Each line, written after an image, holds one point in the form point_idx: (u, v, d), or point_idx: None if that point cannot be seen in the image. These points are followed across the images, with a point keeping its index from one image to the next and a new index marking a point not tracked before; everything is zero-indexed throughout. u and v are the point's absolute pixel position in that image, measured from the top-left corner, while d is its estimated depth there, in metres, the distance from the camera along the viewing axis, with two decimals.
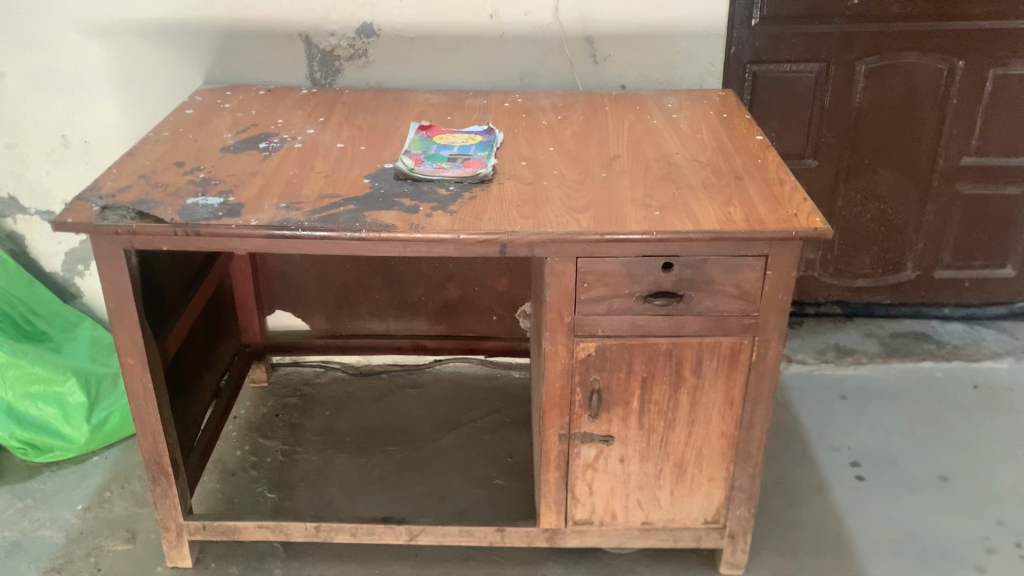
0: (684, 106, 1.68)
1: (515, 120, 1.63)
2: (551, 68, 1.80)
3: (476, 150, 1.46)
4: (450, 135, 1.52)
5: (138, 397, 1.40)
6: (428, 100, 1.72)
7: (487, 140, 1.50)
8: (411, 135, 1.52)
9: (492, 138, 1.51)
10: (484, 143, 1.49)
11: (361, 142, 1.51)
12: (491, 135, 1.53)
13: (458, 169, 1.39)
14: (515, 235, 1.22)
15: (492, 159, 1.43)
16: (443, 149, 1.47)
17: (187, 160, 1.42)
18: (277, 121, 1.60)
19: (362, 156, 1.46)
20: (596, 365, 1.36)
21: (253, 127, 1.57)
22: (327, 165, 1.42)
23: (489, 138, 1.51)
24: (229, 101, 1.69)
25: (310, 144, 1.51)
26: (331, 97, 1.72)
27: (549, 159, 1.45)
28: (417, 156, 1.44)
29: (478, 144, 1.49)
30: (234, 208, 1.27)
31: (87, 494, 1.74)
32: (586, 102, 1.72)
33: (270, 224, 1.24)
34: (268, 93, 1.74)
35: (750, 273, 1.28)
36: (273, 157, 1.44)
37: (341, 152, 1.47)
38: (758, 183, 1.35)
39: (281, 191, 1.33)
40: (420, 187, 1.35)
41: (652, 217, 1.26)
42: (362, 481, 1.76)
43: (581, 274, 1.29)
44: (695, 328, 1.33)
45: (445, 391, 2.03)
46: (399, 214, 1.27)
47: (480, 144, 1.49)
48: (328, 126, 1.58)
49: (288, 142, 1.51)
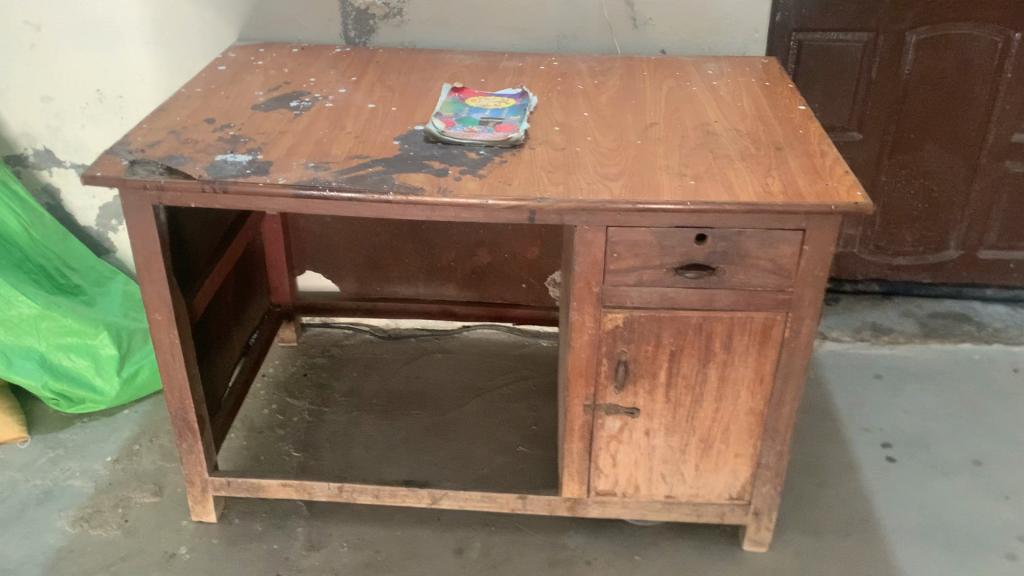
0: (724, 74, 1.64)
1: (550, 84, 1.60)
2: (589, 32, 1.75)
3: (507, 114, 1.43)
4: (482, 97, 1.50)
5: (165, 353, 1.40)
6: (462, 62, 1.69)
7: (520, 104, 1.48)
8: (443, 97, 1.49)
9: (526, 102, 1.48)
10: (517, 107, 1.46)
11: (393, 103, 1.49)
12: (525, 98, 1.50)
13: (490, 134, 1.37)
14: (545, 202, 1.20)
15: (524, 123, 1.40)
16: (474, 113, 1.44)
17: (218, 117, 1.41)
18: (309, 79, 1.59)
19: (393, 117, 1.44)
20: (624, 338, 1.33)
21: (285, 85, 1.56)
22: (359, 126, 1.40)
23: (523, 101, 1.49)
24: (262, 59, 1.67)
25: (342, 104, 1.49)
26: (364, 57, 1.70)
27: (583, 126, 1.42)
28: (448, 119, 1.41)
29: (510, 109, 1.46)
30: (262, 166, 1.26)
31: (116, 447, 1.76)
32: (624, 67, 1.68)
33: (298, 183, 1.22)
34: (301, 51, 1.72)
35: (785, 247, 1.25)
36: (304, 116, 1.43)
37: (373, 113, 1.45)
38: (797, 155, 1.31)
39: (310, 151, 1.31)
40: (451, 151, 1.33)
41: (686, 187, 1.22)
42: (387, 444, 1.77)
43: (611, 244, 1.26)
44: (727, 303, 1.30)
45: (473, 357, 2.03)
46: (427, 177, 1.25)
47: (512, 109, 1.46)
48: (360, 86, 1.56)
49: (319, 101, 1.49)
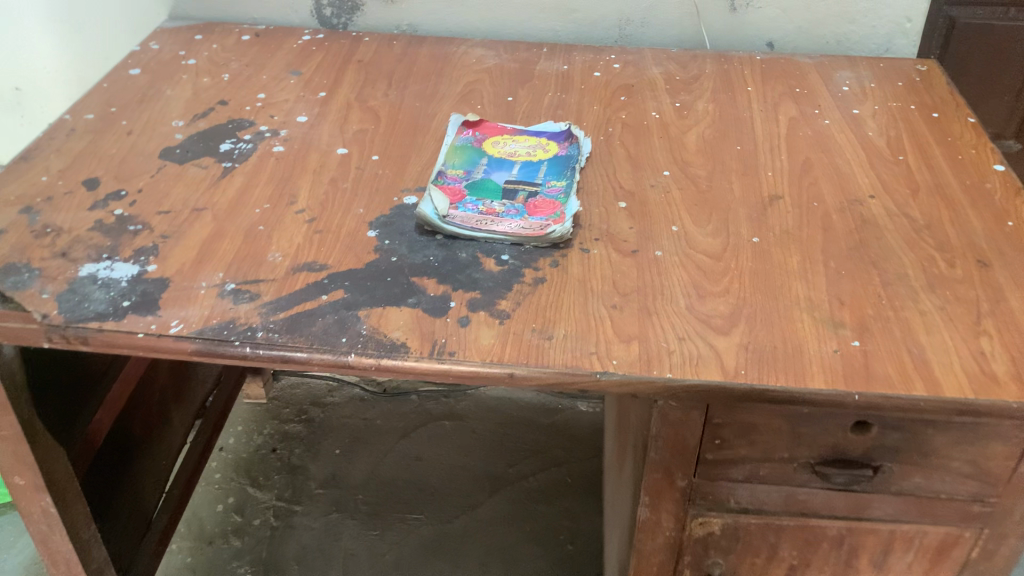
0: (868, 91, 1.11)
1: (610, 108, 1.08)
2: (665, 16, 1.22)
3: (546, 178, 0.94)
4: (508, 141, 0.99)
5: (39, 524, 0.96)
6: (483, 63, 1.17)
7: (566, 154, 0.97)
8: (451, 140, 0.99)
9: (575, 150, 0.97)
10: (560, 163, 0.96)
11: (375, 148, 0.99)
12: (574, 142, 0.99)
13: (520, 222, 0.87)
14: (607, 378, 0.71)
15: (575, 199, 0.90)
16: (495, 175, 0.94)
17: (105, 178, 0.92)
18: (256, 95, 1.08)
19: (370, 180, 0.94)
20: (720, 546, 0.87)
21: (218, 107, 1.05)
22: (317, 200, 0.91)
23: (570, 148, 0.98)
24: (195, 57, 1.16)
25: (298, 147, 0.99)
26: (342, 53, 1.19)
27: (665, 198, 0.92)
28: (454, 187, 0.92)
29: (550, 166, 0.95)
30: (151, 291, 0.78)
31: (22, 564, 1.35)
32: (718, 75, 1.15)
33: (202, 332, 0.74)
34: (253, 40, 1.21)
35: (997, 447, 0.77)
36: (235, 176, 0.94)
37: (341, 169, 0.95)
38: (1017, 281, 0.81)
39: (234, 255, 0.83)
40: (456, 257, 0.84)
41: (846, 356, 0.73)
42: (373, 570, 1.33)
43: (712, 427, 0.78)
44: (886, 511, 0.83)
45: (490, 430, 1.58)
46: (417, 318, 0.77)
47: (553, 166, 0.95)
48: (328, 111, 1.06)
49: (266, 140, 1.00)
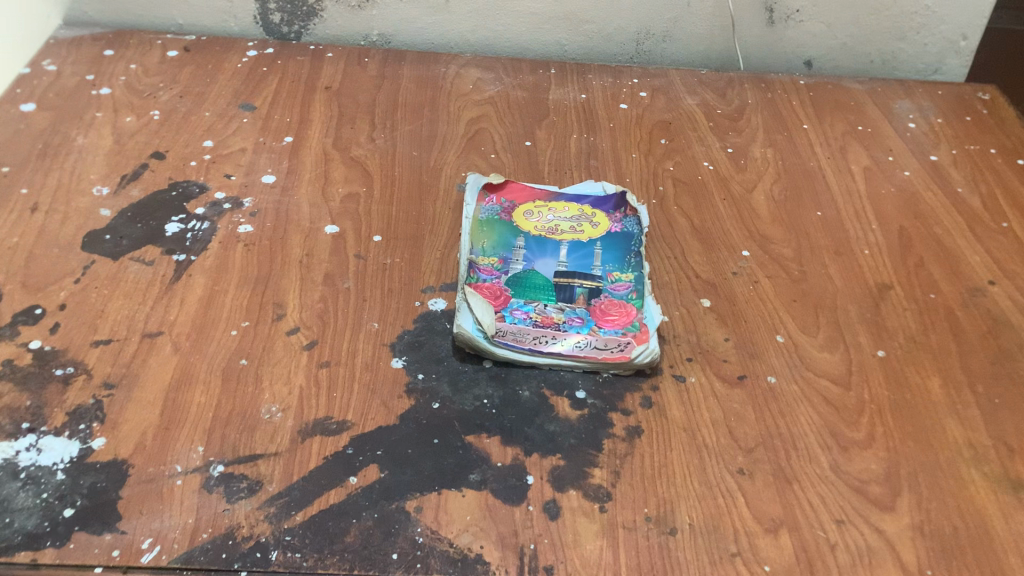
0: (938, 129, 0.96)
1: (652, 157, 0.88)
2: (692, 31, 1.01)
3: (606, 268, 0.73)
4: (545, 213, 0.79)
5: None
6: (482, 90, 0.96)
7: (623, 230, 0.77)
8: (474, 212, 0.78)
9: (634, 224, 0.77)
10: (619, 246, 0.75)
11: (375, 223, 0.77)
12: (630, 212, 0.79)
13: (590, 339, 0.67)
14: None
15: (651, 299, 0.71)
16: (541, 264, 0.74)
17: (9, 288, 0.66)
18: (202, 144, 0.83)
19: (378, 274, 0.72)
20: None
21: (154, 164, 0.80)
22: (313, 310, 0.68)
23: (627, 222, 0.78)
24: (109, 84, 0.90)
25: (271, 226, 0.75)
26: (304, 78, 0.94)
27: (754, 292, 0.73)
28: (493, 286, 0.71)
29: (608, 250, 0.75)
30: (103, 486, 0.54)
31: None
32: (763, 108, 0.97)
33: (188, 557, 0.51)
34: (185, 59, 0.95)
35: None
36: (194, 278, 0.70)
37: (337, 259, 0.73)
38: None
39: (214, 412, 0.60)
40: (516, 396, 0.63)
41: None
42: None
43: None
44: None
45: None
46: (488, 506, 0.56)
47: (612, 250, 0.75)
48: (303, 165, 0.82)
49: (227, 216, 0.75)
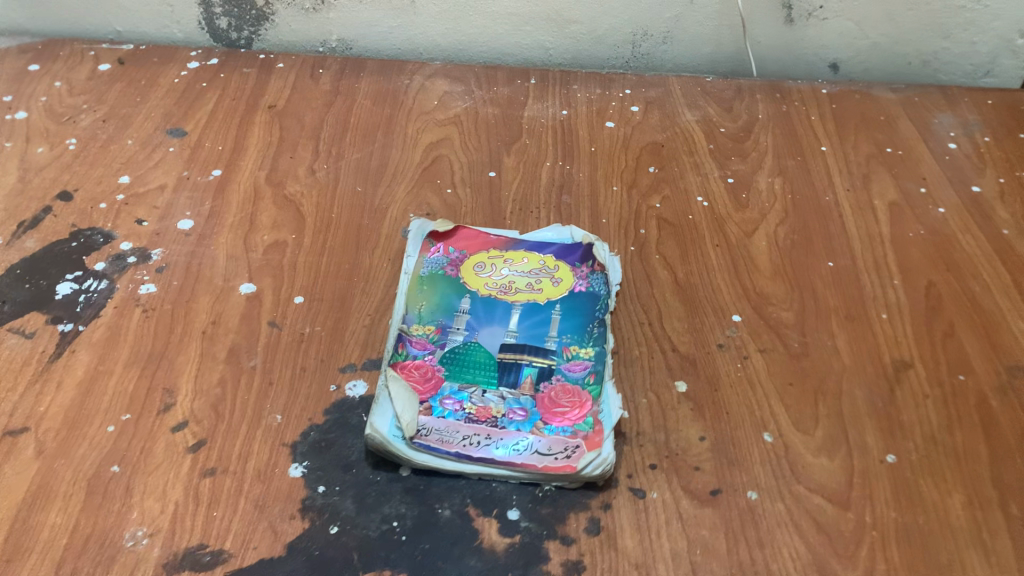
0: (983, 151, 0.81)
1: (635, 191, 0.75)
2: (696, 31, 0.87)
3: (563, 341, 0.62)
4: (498, 267, 0.67)
5: None
6: (447, 107, 0.84)
7: (588, 292, 0.65)
8: (414, 268, 0.67)
9: (601, 283, 0.66)
10: (581, 312, 0.64)
11: (299, 280, 0.66)
12: (597, 268, 0.67)
13: (532, 440, 0.56)
14: None
15: (612, 385, 0.59)
16: (485, 335, 0.62)
17: None
18: (117, 180, 0.73)
19: (293, 348, 0.61)
20: None
21: (58, 207, 0.70)
22: (208, 398, 0.58)
23: (593, 281, 0.66)
24: (26, 106, 0.80)
25: (178, 284, 0.65)
26: (247, 94, 0.83)
27: (742, 372, 0.61)
28: (425, 365, 0.60)
29: (567, 317, 0.63)
30: None
31: None
32: (776, 124, 0.83)
33: None
34: (116, 73, 0.85)
35: None
36: (78, 355, 0.60)
37: (247, 328, 0.62)
38: None
39: (68, 538, 0.50)
40: (434, 517, 0.52)
41: None
42: None
43: None
44: None
45: None
46: None
47: (572, 317, 0.63)
48: (227, 204, 0.72)
49: (129, 273, 0.65)
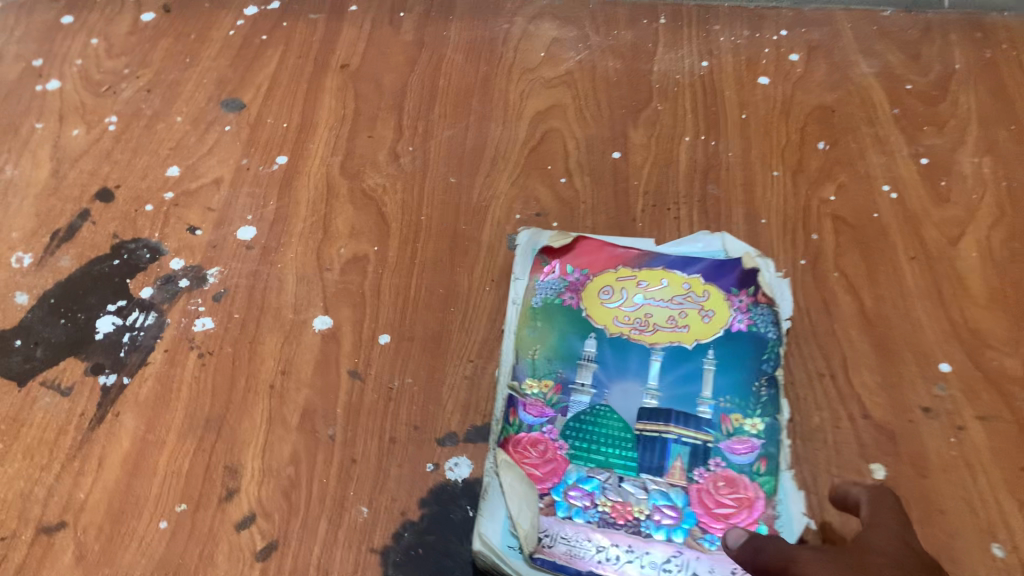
0: None
1: (802, 178, 0.59)
2: None
3: (721, 407, 0.48)
4: (630, 293, 0.53)
5: None
6: (557, 60, 0.67)
7: (751, 334, 0.50)
8: (524, 296, 0.53)
9: (768, 323, 0.51)
10: (743, 364, 0.49)
11: (384, 312, 0.53)
12: (762, 300, 0.52)
13: (687, 558, 0.43)
14: None
15: (789, 477, 0.46)
16: (618, 395, 0.49)
17: None
18: (165, 172, 0.61)
19: (380, 409, 0.49)
20: None
21: (97, 212, 0.58)
22: (278, 482, 0.47)
23: (756, 317, 0.51)
24: (58, 72, 0.67)
25: (240, 318, 0.53)
26: (314, 49, 0.68)
27: (957, 451, 0.47)
28: (543, 441, 0.47)
29: (725, 370, 0.49)
30: None
31: None
32: (982, 76, 0.64)
33: None
34: (162, 25, 0.71)
35: None
36: (123, 419, 0.49)
37: (323, 381, 0.51)
38: None
39: None
40: None
41: None
42: None
43: None
44: None
45: None
46: None
47: (731, 371, 0.49)
48: (296, 205, 0.59)
49: (181, 303, 0.54)
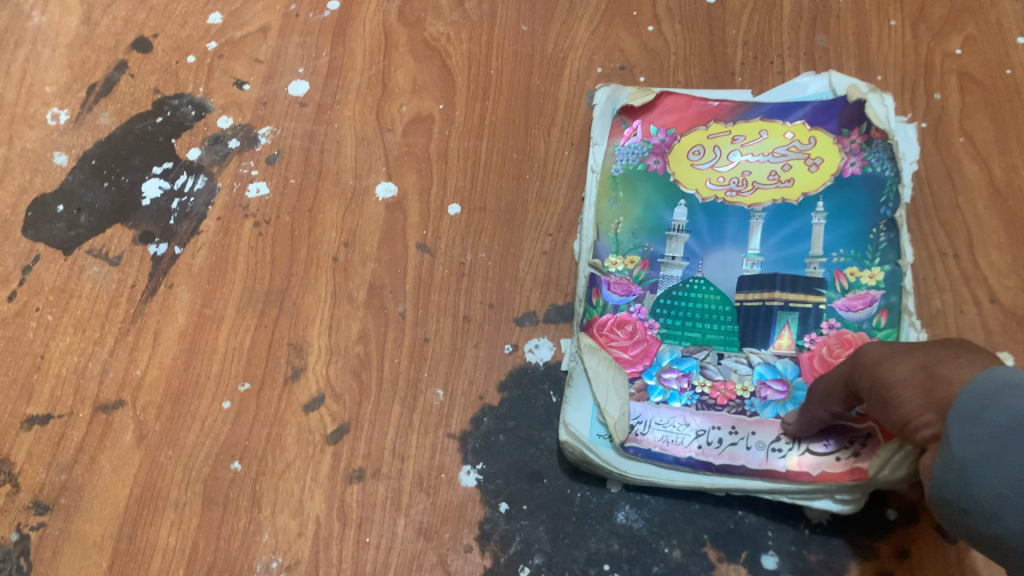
0: None
1: (922, 29, 0.52)
2: None
3: (834, 263, 0.43)
4: (724, 150, 0.47)
5: None
6: None
7: (865, 177, 0.44)
8: (604, 164, 0.48)
9: (884, 160, 0.44)
10: (858, 212, 0.43)
11: (453, 178, 0.49)
12: (876, 136, 0.45)
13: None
14: None
15: (914, 326, 0.41)
16: (715, 265, 0.44)
17: None
18: (206, 20, 0.55)
19: (452, 285, 0.45)
20: None
21: (135, 67, 0.53)
22: (347, 361, 0.44)
23: (871, 156, 0.45)
24: None
25: (296, 183, 0.49)
26: None
27: None
28: (631, 322, 0.43)
29: (836, 223, 0.44)
30: None
31: None
32: None
33: None
34: None
35: None
36: (177, 292, 0.46)
37: (390, 254, 0.46)
38: None
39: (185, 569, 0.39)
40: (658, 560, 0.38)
41: None
42: None
43: None
44: None
45: None
46: None
47: (844, 221, 0.44)
48: (351, 57, 0.53)
49: (231, 167, 0.49)
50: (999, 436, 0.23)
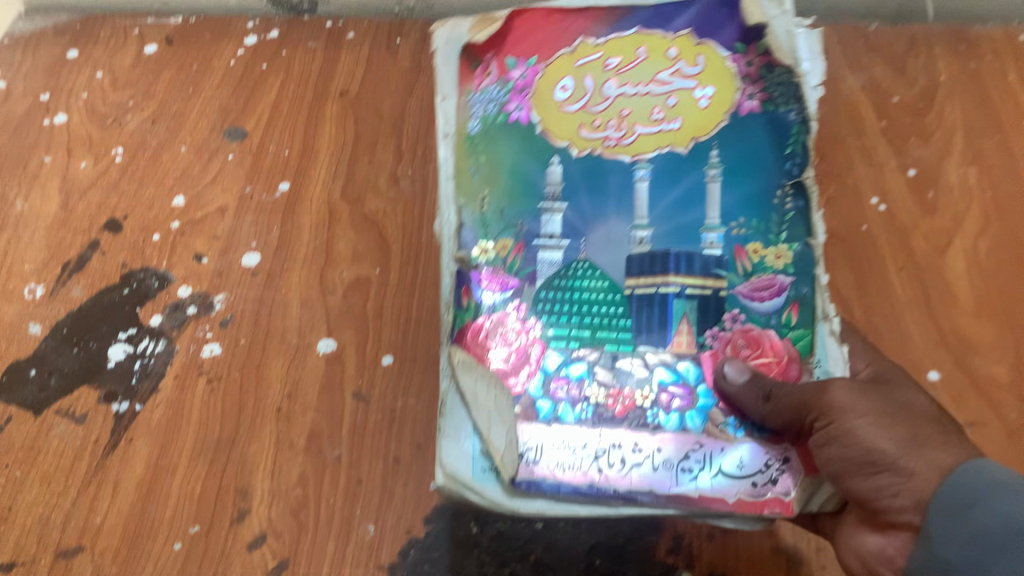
0: None
1: None
2: None
3: (733, 236, 0.43)
4: (596, 81, 0.47)
5: None
6: None
7: (765, 116, 0.45)
8: (458, 122, 0.48)
9: (789, 99, 0.45)
10: (761, 167, 0.44)
11: (386, 334, 0.55)
12: (776, 63, 0.45)
13: (710, 451, 0.41)
14: None
15: (831, 334, 0.42)
16: (599, 243, 0.44)
17: None
18: (171, 202, 0.62)
19: (384, 429, 0.51)
20: None
21: (105, 245, 0.60)
22: (286, 502, 0.49)
23: (770, 86, 0.45)
24: (65, 105, 0.66)
25: (246, 343, 0.55)
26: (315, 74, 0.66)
27: None
28: (505, 322, 0.44)
29: (733, 183, 0.44)
30: None
31: None
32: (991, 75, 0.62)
33: None
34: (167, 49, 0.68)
35: None
36: (136, 445, 0.51)
37: (328, 404, 0.52)
38: None
39: None
40: None
41: None
42: None
43: None
44: None
45: None
46: None
47: (741, 181, 0.44)
48: (298, 231, 0.60)
49: (189, 330, 0.55)
50: (990, 533, 0.32)
